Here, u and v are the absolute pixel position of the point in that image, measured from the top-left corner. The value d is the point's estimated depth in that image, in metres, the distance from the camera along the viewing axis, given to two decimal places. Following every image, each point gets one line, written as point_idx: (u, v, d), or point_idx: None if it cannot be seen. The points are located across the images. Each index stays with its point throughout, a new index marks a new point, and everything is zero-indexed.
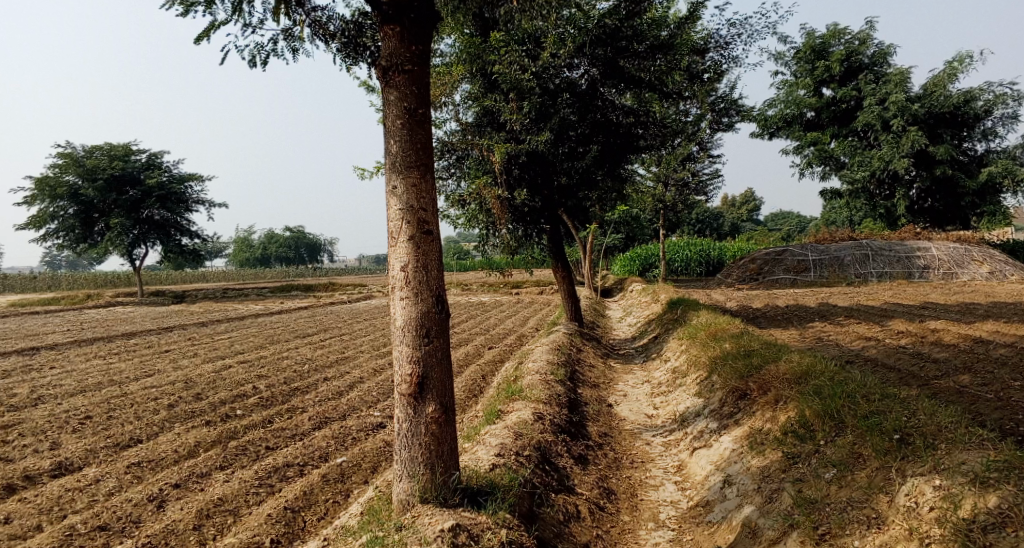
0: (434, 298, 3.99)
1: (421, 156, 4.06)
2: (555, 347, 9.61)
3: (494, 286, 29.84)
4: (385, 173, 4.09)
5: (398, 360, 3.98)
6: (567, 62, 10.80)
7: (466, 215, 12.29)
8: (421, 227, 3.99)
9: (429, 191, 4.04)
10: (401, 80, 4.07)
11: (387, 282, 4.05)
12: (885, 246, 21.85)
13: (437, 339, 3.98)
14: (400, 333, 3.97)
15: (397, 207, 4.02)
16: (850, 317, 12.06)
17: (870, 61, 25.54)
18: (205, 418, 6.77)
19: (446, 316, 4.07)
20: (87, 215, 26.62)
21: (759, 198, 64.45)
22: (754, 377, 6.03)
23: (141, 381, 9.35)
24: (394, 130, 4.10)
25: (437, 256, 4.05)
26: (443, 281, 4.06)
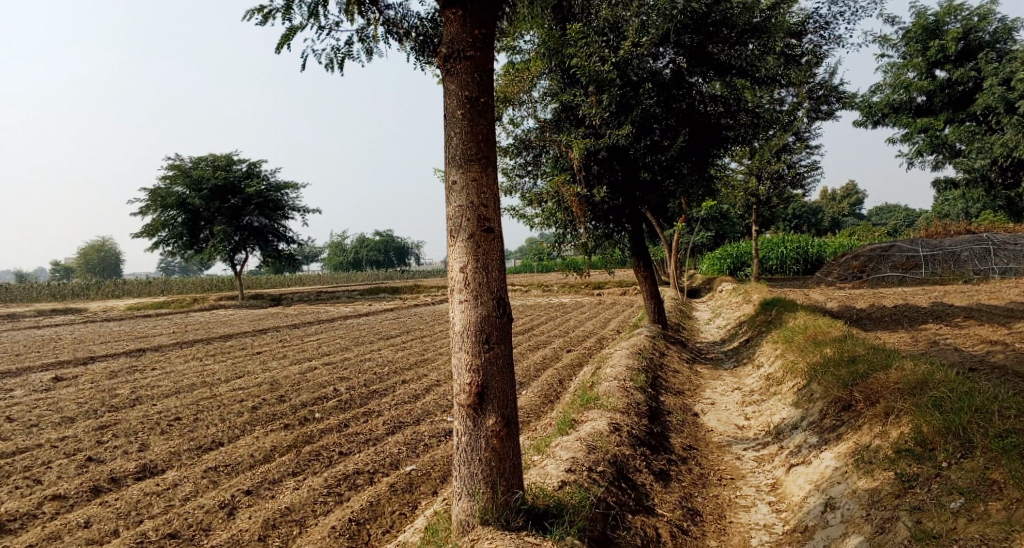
0: (495, 301, 3.77)
1: (482, 149, 3.83)
2: (637, 351, 9.20)
3: (578, 287, 29.43)
4: (445, 167, 3.90)
5: (457, 368, 3.78)
6: (652, 51, 10.25)
7: (543, 214, 12.06)
8: (481, 224, 3.78)
9: (491, 186, 3.82)
10: (462, 67, 3.86)
11: (446, 284, 3.86)
12: (1009, 240, 19.88)
13: (498, 346, 3.76)
14: (460, 340, 3.78)
15: (456, 204, 3.82)
16: (970, 318, 10.91)
17: (992, 37, 23.35)
18: (284, 422, 6.85)
19: (508, 321, 3.84)
20: (194, 222, 28.32)
21: (862, 192, 60.66)
22: (860, 386, 5.44)
23: (230, 382, 9.66)
24: (454, 120, 3.91)
25: (498, 256, 3.83)
26: (505, 283, 3.84)
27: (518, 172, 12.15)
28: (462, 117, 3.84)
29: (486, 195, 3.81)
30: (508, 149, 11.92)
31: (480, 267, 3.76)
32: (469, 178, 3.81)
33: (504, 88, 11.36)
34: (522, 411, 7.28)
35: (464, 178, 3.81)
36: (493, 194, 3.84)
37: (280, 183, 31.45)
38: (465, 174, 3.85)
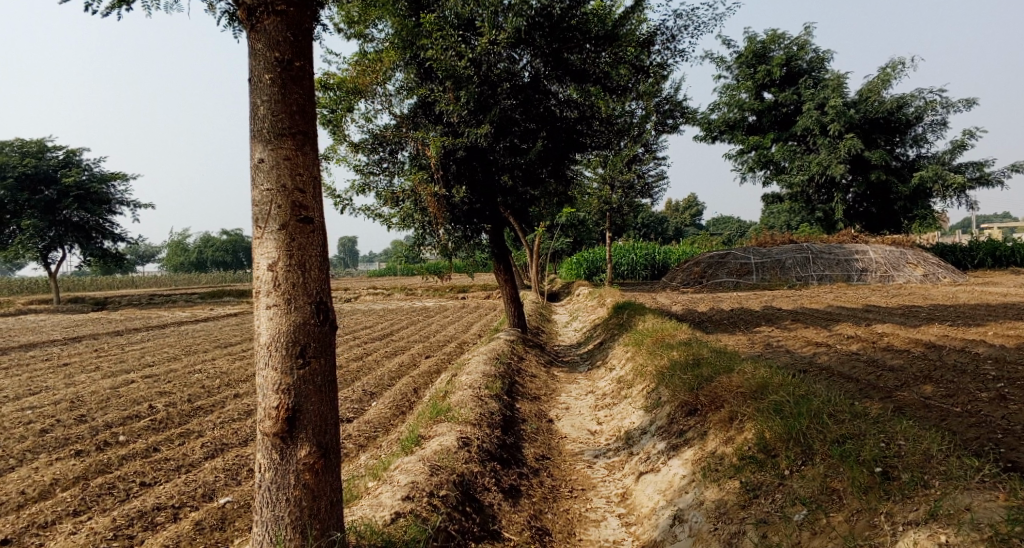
0: (313, 307, 3.25)
1: (295, 122, 3.25)
2: (494, 357, 8.92)
3: (439, 290, 28.99)
4: (249, 142, 3.28)
5: (262, 389, 3.23)
6: (509, 54, 10.19)
7: (400, 214, 11.35)
8: (297, 213, 3.22)
9: (309, 167, 3.27)
10: (271, 24, 3.25)
11: (253, 287, 3.28)
12: (825, 249, 22.19)
13: (316, 360, 3.25)
14: (266, 355, 3.22)
15: (263, 189, 3.22)
16: (796, 321, 11.76)
17: (809, 66, 25.95)
18: (76, 447, 5.79)
19: (330, 331, 3.33)
20: None
21: (701, 203, 65.66)
22: (706, 390, 5.46)
23: (19, 402, 8.17)
24: (260, 88, 3.27)
25: (321, 251, 3.31)
26: (327, 284, 3.33)
27: (371, 167, 11.38)
28: (271, 82, 3.23)
29: (302, 177, 3.25)
30: (361, 144, 11.15)
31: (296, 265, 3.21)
32: (280, 157, 3.22)
33: (356, 78, 10.54)
34: (367, 425, 6.69)
35: (273, 156, 3.22)
36: (310, 177, 3.29)
37: (105, 174, 28.08)
38: (276, 152, 3.27)
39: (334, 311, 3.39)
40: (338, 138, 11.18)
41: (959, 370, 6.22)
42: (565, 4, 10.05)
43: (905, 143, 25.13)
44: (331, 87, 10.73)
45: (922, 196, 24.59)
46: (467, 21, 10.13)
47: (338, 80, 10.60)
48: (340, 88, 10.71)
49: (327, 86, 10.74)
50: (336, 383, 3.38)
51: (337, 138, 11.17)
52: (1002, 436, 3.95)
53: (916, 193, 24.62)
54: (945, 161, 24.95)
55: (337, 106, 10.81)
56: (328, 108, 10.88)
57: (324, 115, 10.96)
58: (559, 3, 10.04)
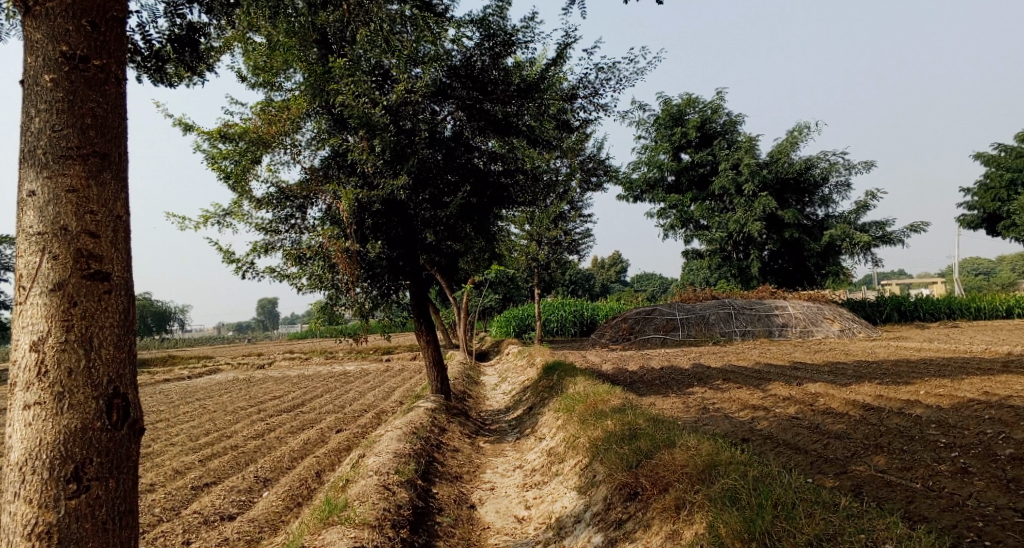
0: (101, 403, 2.62)
1: (88, 139, 2.73)
2: (412, 430, 7.98)
3: (363, 352, 27.61)
4: (20, 168, 2.70)
5: (12, 527, 2.53)
6: (429, 107, 9.91)
7: (308, 274, 10.41)
8: (84, 266, 2.64)
9: (103, 202, 2.71)
10: (56, 9, 2.77)
11: (12, 378, 2.64)
12: (746, 305, 22.49)
13: (100, 482, 2.59)
14: (18, 479, 2.55)
15: (33, 233, 2.63)
16: (728, 380, 11.39)
17: (723, 129, 26.93)
18: None
19: (127, 438, 2.69)
20: None
21: (625, 261, 67.10)
22: (648, 468, 4.78)
23: None
24: (39, 91, 2.74)
25: (118, 322, 2.71)
26: (124, 371, 2.71)
27: (277, 224, 10.46)
28: (53, 85, 2.72)
29: (96, 215, 2.70)
30: (265, 200, 10.23)
31: (76, 346, 2.60)
32: (61, 187, 2.67)
33: (260, 129, 9.71)
34: (252, 525, 5.64)
35: (51, 186, 2.67)
36: (108, 211, 2.74)
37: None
38: (54, 181, 2.71)
39: (137, 408, 2.76)
40: (241, 192, 10.26)
41: (910, 436, 5.79)
42: (486, 56, 9.86)
43: (813, 203, 26.24)
44: (235, 138, 9.86)
45: (832, 253, 25.58)
46: (382, 72, 9.66)
47: (242, 130, 9.74)
48: (244, 139, 9.84)
49: (229, 137, 9.87)
50: (134, 511, 2.70)
51: (240, 194, 10.26)
52: (982, 523, 3.50)
53: (826, 250, 25.60)
54: (851, 221, 26.17)
55: (241, 159, 9.88)
56: (233, 163, 9.94)
57: (226, 170, 10.01)
58: (481, 55, 9.86)
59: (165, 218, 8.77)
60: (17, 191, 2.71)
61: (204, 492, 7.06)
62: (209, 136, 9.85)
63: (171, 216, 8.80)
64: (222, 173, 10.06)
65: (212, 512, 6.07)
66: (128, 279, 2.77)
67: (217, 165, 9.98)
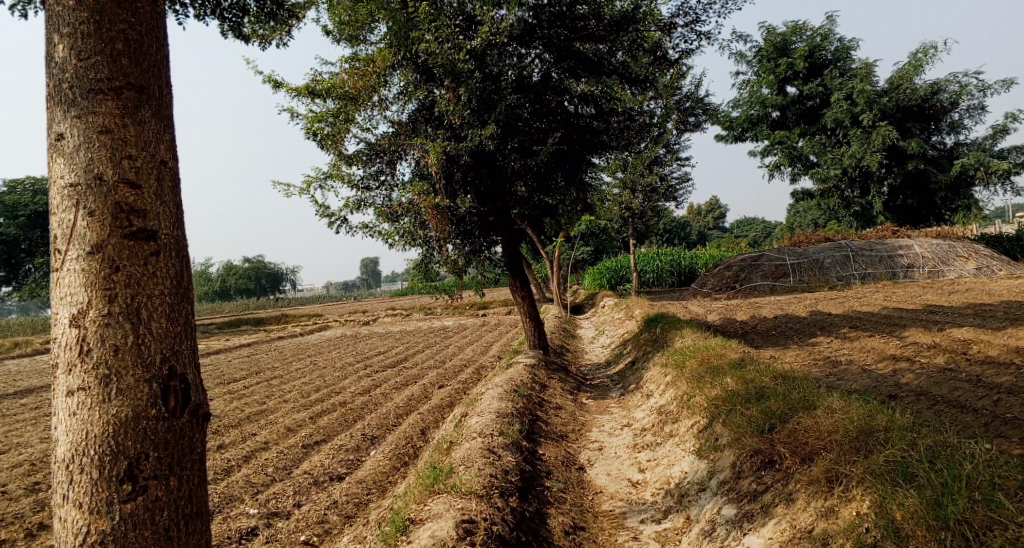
0: (156, 388, 2.48)
1: (121, 70, 2.56)
2: (512, 388, 7.70)
3: (460, 307, 27.88)
4: (49, 108, 2.56)
5: (65, 531, 2.41)
6: (515, 52, 9.36)
7: (400, 231, 10.22)
8: (125, 223, 2.48)
9: (140, 141, 2.55)
10: None
11: (54, 358, 2.52)
12: (866, 246, 20.68)
13: (158, 481, 2.44)
14: (66, 480, 2.42)
15: (65, 185, 2.48)
16: (855, 328, 10.33)
17: (834, 56, 24.51)
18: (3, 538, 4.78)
19: (187, 427, 2.54)
20: None
21: (724, 206, 64.16)
22: (786, 431, 4.25)
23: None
24: (60, 15, 2.57)
25: (169, 288, 2.55)
26: (179, 348, 2.55)
27: (368, 181, 10.31)
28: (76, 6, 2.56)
29: (135, 160, 2.54)
30: (355, 156, 10.07)
31: (123, 321, 2.45)
32: (93, 127, 2.51)
33: (348, 85, 9.55)
34: (360, 486, 5.54)
35: (82, 127, 2.51)
36: (149, 153, 2.58)
37: None
38: (83, 121, 2.55)
39: (199, 392, 2.62)
40: (330, 151, 10.18)
41: None
42: None
43: (940, 131, 23.56)
44: (323, 95, 9.72)
45: (963, 184, 23.01)
46: (467, 15, 9.11)
47: (332, 87, 9.58)
48: (334, 96, 9.69)
49: (319, 94, 9.73)
50: (201, 514, 2.55)
51: (334, 154, 10.16)
52: None
53: (957, 182, 23.07)
54: (986, 147, 23.33)
55: (335, 118, 9.72)
56: (327, 123, 9.81)
57: (320, 130, 9.91)
58: None
59: (274, 187, 9.10)
60: (46, 137, 2.57)
61: (313, 451, 7.09)
62: (298, 95, 9.76)
63: (280, 184, 9.13)
64: (316, 133, 9.95)
65: (322, 473, 6.05)
66: (178, 238, 2.62)
67: (312, 126, 9.89)
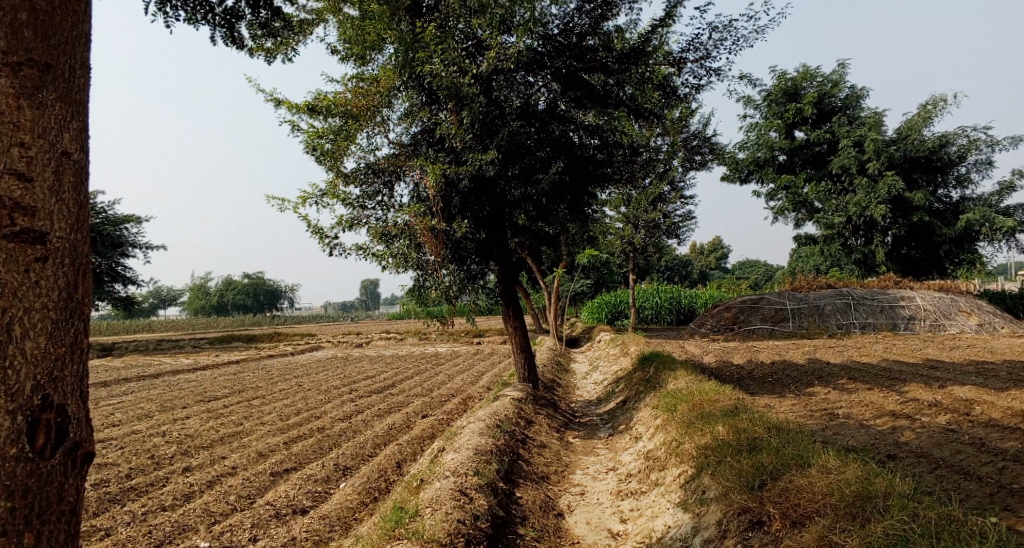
0: (22, 423, 2.42)
1: (23, 45, 2.57)
2: (495, 422, 7.39)
3: (456, 334, 27.56)
4: None
5: None
6: (522, 79, 9.24)
7: (393, 254, 10.00)
8: (6, 223, 2.44)
9: (36, 125, 2.56)
10: None
11: None
12: (868, 295, 20.41)
13: (11, 533, 2.37)
14: None
15: None
16: (854, 379, 10.04)
17: (843, 104, 24.54)
18: None
19: (55, 469, 2.49)
20: None
21: (727, 247, 64.15)
22: (777, 490, 3.96)
23: None
24: None
25: (54, 306, 2.53)
26: (58, 375, 2.54)
27: (363, 201, 10.10)
28: None
29: (27, 149, 2.53)
30: (353, 175, 9.90)
31: None
32: None
33: (351, 103, 9.44)
34: (323, 522, 5.22)
35: None
36: (46, 140, 2.59)
37: (116, 217, 26.85)
38: None
39: (75, 429, 2.58)
40: (329, 169, 10.01)
41: None
42: (585, 21, 9.13)
43: (947, 184, 23.39)
44: (325, 111, 9.60)
45: (968, 239, 22.81)
46: (476, 44, 9.08)
47: (333, 105, 9.51)
48: (336, 113, 9.59)
49: (320, 111, 9.61)
50: None
51: (333, 172, 9.99)
52: None
53: (961, 236, 22.87)
54: (992, 203, 23.24)
55: (336, 135, 9.57)
56: (328, 139, 9.67)
57: (319, 146, 9.75)
58: (580, 19, 9.15)
59: (268, 199, 8.80)
60: None
61: (283, 480, 6.77)
62: (298, 112, 9.63)
63: (274, 197, 8.82)
64: (315, 150, 9.80)
65: (285, 505, 5.73)
66: (72, 241, 2.62)
67: (311, 143, 9.73)
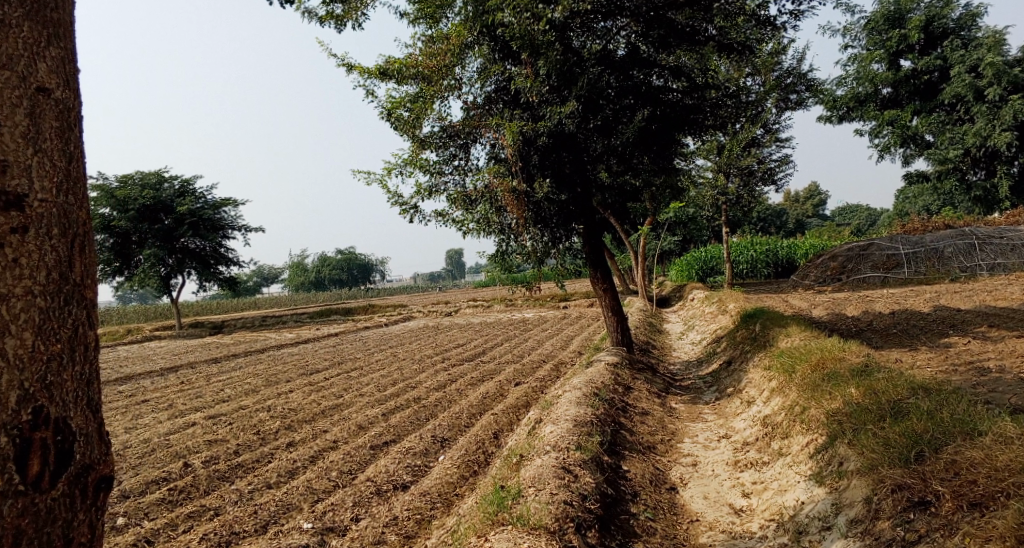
0: (11, 449, 2.26)
1: None
2: (594, 391, 7.00)
3: (542, 299, 27.30)
4: None
5: None
6: (600, 24, 8.49)
7: (474, 218, 9.73)
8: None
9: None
10: None
11: None
12: (994, 233, 18.19)
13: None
14: None
15: None
16: (996, 327, 8.90)
17: (956, 25, 21.78)
18: None
19: (63, 495, 2.36)
20: (124, 246, 25.00)
21: (824, 193, 60.40)
22: (943, 463, 3.60)
23: None
24: None
25: (40, 301, 2.37)
26: (58, 384, 2.39)
27: (441, 165, 9.82)
28: None
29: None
30: (429, 139, 9.63)
31: None
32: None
33: (423, 64, 9.11)
34: (424, 499, 5.03)
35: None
36: (14, 70, 2.40)
37: (216, 201, 27.81)
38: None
39: (81, 451, 2.42)
40: (405, 135, 9.76)
41: None
42: None
43: None
44: (399, 76, 9.37)
45: None
46: None
47: (405, 67, 9.26)
48: (409, 76, 9.35)
49: (393, 76, 9.38)
50: None
51: (409, 139, 9.74)
52: None
53: None
54: None
55: (413, 102, 9.31)
56: (406, 107, 9.42)
57: (397, 114, 9.52)
58: None
59: (352, 173, 8.79)
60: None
61: (382, 453, 6.67)
62: (371, 78, 9.42)
63: (357, 171, 8.81)
64: (392, 118, 9.57)
65: (385, 480, 5.59)
66: (60, 206, 2.44)
67: (388, 111, 9.50)
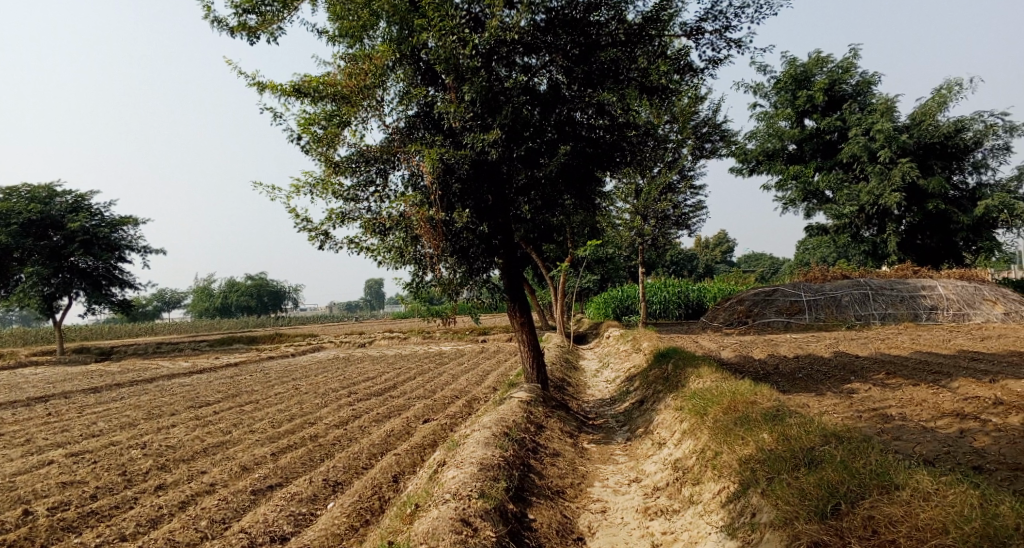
0: None
1: None
2: (503, 430, 6.60)
3: (460, 333, 26.72)
4: None
5: None
6: (526, 61, 8.49)
7: (388, 247, 9.17)
8: None
9: None
10: None
11: None
12: (886, 285, 19.46)
13: None
14: None
15: None
16: (891, 374, 9.21)
17: (854, 90, 23.43)
18: None
19: None
20: (3, 262, 22.81)
21: (732, 241, 63.29)
22: (860, 521, 3.83)
23: None
24: None
25: None
26: None
27: (355, 190, 9.30)
28: None
29: None
30: (342, 161, 9.04)
31: None
32: None
33: (341, 83, 8.61)
34: None
35: None
36: None
37: (113, 218, 25.78)
38: None
39: None
40: (319, 156, 9.17)
41: None
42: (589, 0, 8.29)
43: (963, 170, 22.32)
44: (313, 95, 8.74)
45: (986, 226, 21.62)
46: (473, 16, 8.31)
47: (322, 86, 8.66)
48: (325, 96, 8.74)
49: (308, 94, 8.76)
50: None
51: (323, 161, 9.16)
52: None
53: (978, 223, 21.72)
54: (1011, 189, 22.07)
55: (328, 122, 8.72)
56: (320, 127, 8.84)
57: (315, 134, 8.92)
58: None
59: (255, 187, 8.51)
60: None
61: (265, 498, 5.99)
62: (284, 95, 8.83)
63: (262, 185, 8.55)
64: (305, 137, 9.00)
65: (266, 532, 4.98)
66: None
67: (302, 129, 8.91)
